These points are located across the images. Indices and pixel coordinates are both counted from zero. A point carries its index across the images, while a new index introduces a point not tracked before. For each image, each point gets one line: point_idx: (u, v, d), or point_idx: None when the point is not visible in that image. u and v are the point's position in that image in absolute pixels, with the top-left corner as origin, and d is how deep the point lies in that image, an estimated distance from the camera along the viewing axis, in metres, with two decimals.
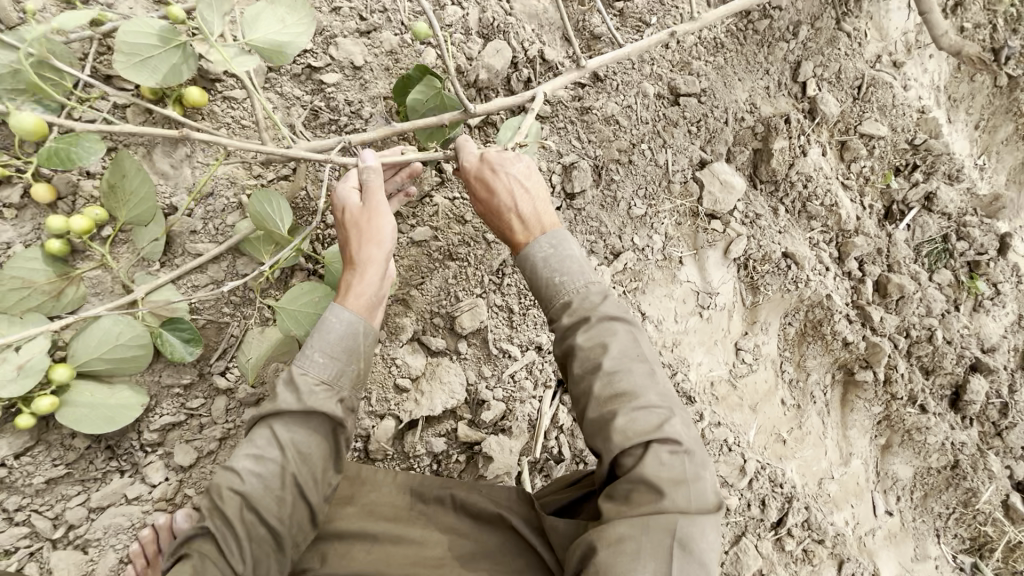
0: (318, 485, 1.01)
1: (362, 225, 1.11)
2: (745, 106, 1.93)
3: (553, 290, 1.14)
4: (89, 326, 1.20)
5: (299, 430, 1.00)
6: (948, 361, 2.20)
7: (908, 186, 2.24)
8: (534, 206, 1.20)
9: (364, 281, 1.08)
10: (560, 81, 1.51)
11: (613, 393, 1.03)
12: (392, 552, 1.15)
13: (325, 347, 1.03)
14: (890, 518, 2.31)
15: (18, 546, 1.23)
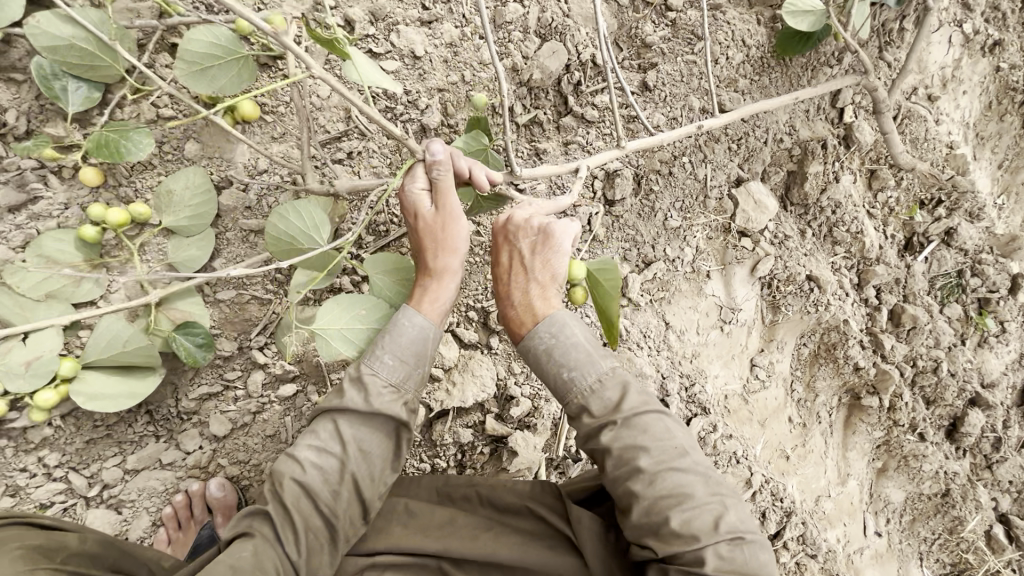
0: (373, 483, 1.09)
1: (437, 233, 1.13)
2: (785, 127, 1.95)
3: (555, 385, 1.16)
4: (106, 328, 1.19)
5: (364, 430, 1.07)
6: (951, 393, 2.24)
7: (931, 219, 2.25)
8: (532, 297, 1.18)
9: (441, 289, 1.15)
10: (605, 157, 1.47)
11: (662, 495, 1.04)
12: (424, 523, 1.23)
13: (397, 350, 1.10)
14: (878, 538, 2.39)
15: (53, 501, 1.26)
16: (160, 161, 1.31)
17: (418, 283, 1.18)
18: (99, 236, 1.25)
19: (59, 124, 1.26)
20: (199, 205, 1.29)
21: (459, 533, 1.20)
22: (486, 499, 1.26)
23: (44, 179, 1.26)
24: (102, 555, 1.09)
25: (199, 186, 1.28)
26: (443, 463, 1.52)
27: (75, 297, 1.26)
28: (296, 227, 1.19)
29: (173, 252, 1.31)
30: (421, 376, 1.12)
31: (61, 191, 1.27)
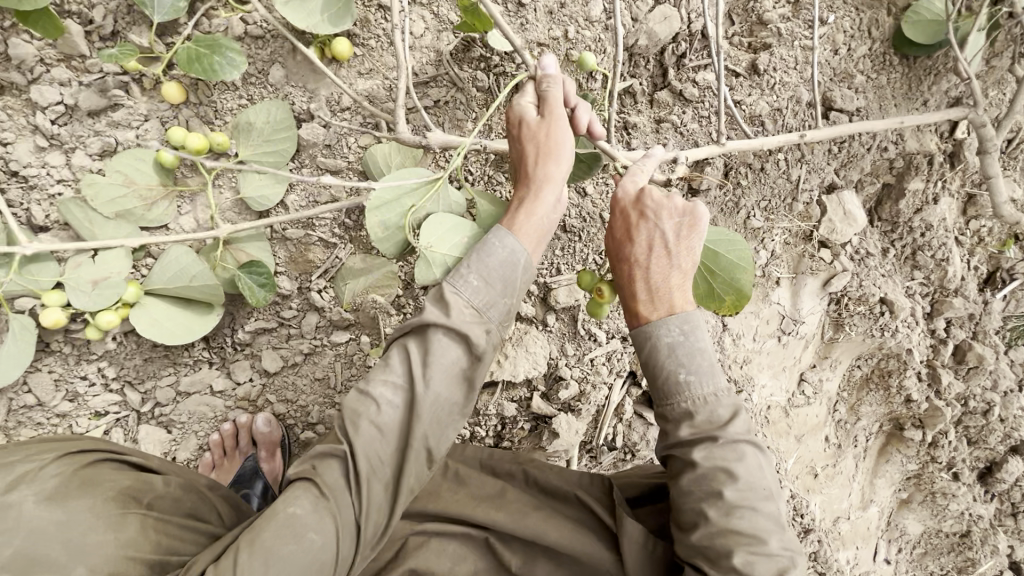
0: (444, 430, 1.01)
1: (539, 139, 1.09)
2: (892, 135, 1.78)
3: (671, 392, 1.09)
4: (176, 258, 1.18)
5: (445, 350, 1.00)
6: (994, 437, 2.07)
7: (1019, 257, 1.99)
8: (670, 283, 1.11)
9: (538, 203, 1.07)
10: (703, 152, 1.40)
11: (734, 527, 1.00)
12: (473, 494, 1.23)
13: (479, 268, 1.03)
14: (885, 565, 2.37)
15: (108, 411, 1.29)
16: (243, 82, 1.24)
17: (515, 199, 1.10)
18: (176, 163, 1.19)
19: (145, 29, 1.20)
20: (275, 144, 1.23)
21: (507, 507, 1.18)
22: (536, 479, 1.25)
23: (127, 87, 1.21)
24: (184, 500, 1.14)
25: (280, 121, 1.22)
26: (482, 432, 1.51)
27: (145, 220, 1.23)
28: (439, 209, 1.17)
29: (245, 186, 1.26)
30: (502, 306, 1.04)
31: (142, 101, 1.23)
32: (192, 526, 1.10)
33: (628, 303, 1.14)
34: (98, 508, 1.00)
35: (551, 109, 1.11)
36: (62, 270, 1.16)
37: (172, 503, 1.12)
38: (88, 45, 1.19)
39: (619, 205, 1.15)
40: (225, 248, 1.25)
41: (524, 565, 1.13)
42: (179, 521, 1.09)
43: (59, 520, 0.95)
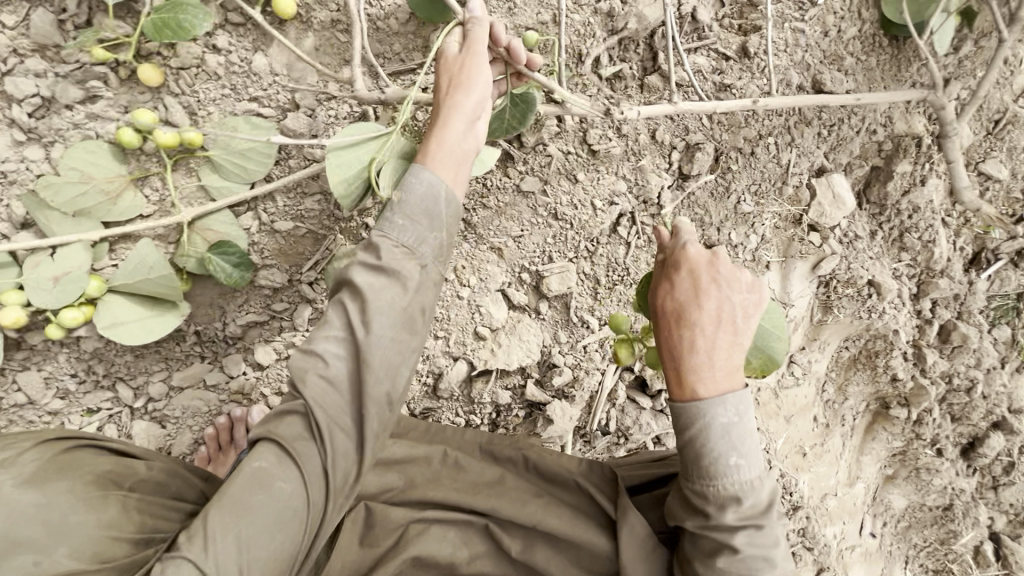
0: (390, 374, 1.00)
1: (453, 74, 1.10)
2: (881, 118, 1.79)
3: (715, 471, 1.05)
4: (133, 250, 1.18)
5: (385, 291, 1.00)
6: (977, 413, 2.12)
7: (1005, 238, 2.03)
8: (727, 362, 1.08)
9: (446, 134, 1.08)
10: (656, 111, 1.40)
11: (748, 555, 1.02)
12: (472, 481, 1.25)
13: (402, 208, 1.04)
14: (870, 538, 2.42)
15: (101, 407, 1.29)
16: (225, 71, 1.21)
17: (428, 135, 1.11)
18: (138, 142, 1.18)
19: (122, 18, 1.17)
20: (253, 161, 1.23)
21: (507, 494, 1.21)
22: (535, 465, 1.26)
23: (104, 78, 1.18)
24: (167, 483, 1.14)
25: (258, 124, 1.22)
26: (477, 420, 1.52)
27: (108, 216, 1.21)
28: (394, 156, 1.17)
29: (209, 174, 1.25)
30: (434, 242, 1.05)
31: (120, 92, 1.20)
32: (175, 508, 1.11)
33: (683, 371, 1.09)
34: (77, 492, 1.00)
35: (467, 44, 1.11)
36: (22, 271, 1.16)
37: (154, 487, 1.12)
38: (62, 35, 1.15)
39: (688, 263, 1.13)
40: (192, 229, 1.24)
41: (525, 552, 1.15)
42: (161, 502, 1.10)
43: (37, 502, 0.95)
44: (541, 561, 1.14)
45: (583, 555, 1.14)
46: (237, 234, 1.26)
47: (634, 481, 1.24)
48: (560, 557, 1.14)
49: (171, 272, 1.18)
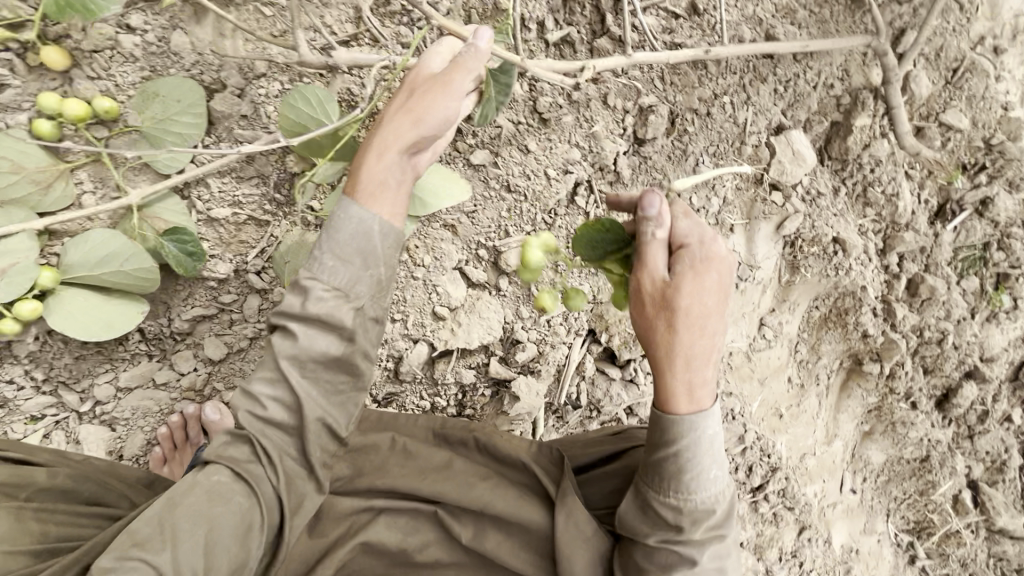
0: (331, 412, 1.00)
1: (419, 94, 1.00)
2: (837, 72, 1.79)
3: (697, 484, 0.96)
4: (92, 238, 1.13)
5: (325, 336, 0.97)
6: (949, 364, 2.13)
7: (969, 187, 2.04)
8: (705, 371, 0.95)
9: (381, 156, 0.98)
10: (612, 63, 1.35)
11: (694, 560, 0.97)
12: (420, 468, 1.22)
13: (333, 246, 0.96)
14: (852, 495, 2.41)
15: (45, 414, 1.25)
16: (143, 53, 1.16)
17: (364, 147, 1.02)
18: (58, 133, 1.14)
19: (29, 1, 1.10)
20: (185, 122, 1.17)
21: (453, 479, 1.18)
22: (485, 447, 1.25)
23: (10, 65, 1.11)
24: (78, 490, 1.12)
25: (187, 97, 1.16)
26: (443, 402, 1.50)
27: (42, 206, 1.15)
28: (305, 113, 1.14)
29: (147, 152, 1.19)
30: (371, 287, 0.99)
31: (30, 81, 1.13)
32: (89, 517, 1.09)
33: (682, 384, 0.93)
34: None
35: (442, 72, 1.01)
36: None
37: (62, 497, 1.10)
38: None
39: (718, 266, 0.91)
40: (140, 216, 1.19)
41: (475, 538, 1.12)
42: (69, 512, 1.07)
43: None
44: (491, 545, 1.11)
45: (532, 536, 1.11)
46: (184, 220, 1.21)
47: (587, 458, 1.21)
48: (511, 540, 1.12)
49: (151, 266, 1.15)
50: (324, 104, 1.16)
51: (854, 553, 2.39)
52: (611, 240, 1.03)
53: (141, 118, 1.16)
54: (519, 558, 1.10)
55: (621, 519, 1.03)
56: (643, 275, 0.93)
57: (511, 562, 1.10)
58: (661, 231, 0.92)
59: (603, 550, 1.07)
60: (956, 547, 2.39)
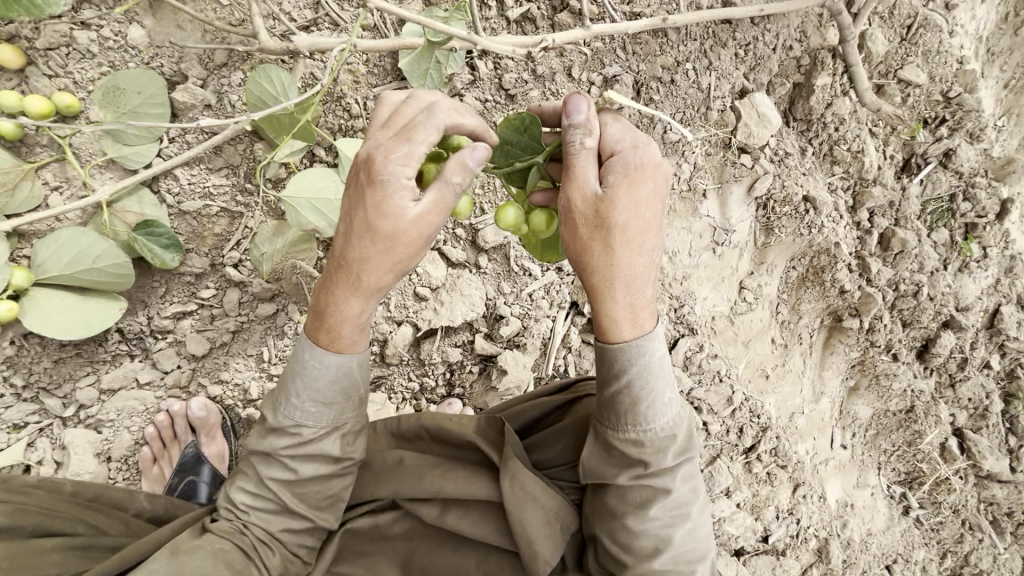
0: (316, 504, 1.04)
1: (396, 245, 0.85)
2: (795, 33, 1.83)
3: (654, 410, 0.99)
4: (64, 238, 1.13)
5: (310, 461, 1.01)
6: (926, 315, 2.15)
7: (932, 139, 2.09)
8: (647, 295, 0.96)
9: (356, 298, 0.91)
10: (572, 35, 1.33)
11: (662, 487, 1.01)
12: (376, 472, 1.20)
13: (311, 394, 0.97)
14: (843, 450, 2.45)
15: (28, 421, 1.24)
16: (100, 48, 1.16)
17: (333, 276, 0.90)
18: (22, 132, 1.14)
19: None
20: (150, 114, 1.18)
21: (405, 474, 1.17)
22: (437, 435, 1.23)
23: None
24: (16, 526, 0.97)
25: (150, 91, 1.17)
26: (432, 382, 1.53)
27: (10, 208, 1.14)
28: (267, 92, 1.17)
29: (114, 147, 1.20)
30: (354, 413, 1.01)
31: None
32: (40, 545, 0.98)
33: (623, 308, 0.94)
34: None
35: (430, 224, 0.84)
36: None
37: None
38: None
39: (650, 173, 0.88)
40: (111, 212, 1.19)
41: (440, 515, 1.13)
42: (18, 550, 0.95)
43: None
44: (453, 521, 1.12)
45: (491, 505, 1.13)
46: (154, 214, 1.22)
47: (537, 413, 1.27)
48: (472, 515, 1.13)
49: (124, 261, 1.16)
50: (281, 78, 1.18)
51: (850, 507, 2.40)
52: (526, 146, 0.99)
53: (103, 113, 1.17)
54: (483, 527, 1.12)
55: (587, 467, 1.06)
56: (574, 193, 0.88)
57: (475, 534, 1.11)
58: (591, 140, 0.88)
59: (561, 500, 1.12)
60: (947, 494, 2.43)
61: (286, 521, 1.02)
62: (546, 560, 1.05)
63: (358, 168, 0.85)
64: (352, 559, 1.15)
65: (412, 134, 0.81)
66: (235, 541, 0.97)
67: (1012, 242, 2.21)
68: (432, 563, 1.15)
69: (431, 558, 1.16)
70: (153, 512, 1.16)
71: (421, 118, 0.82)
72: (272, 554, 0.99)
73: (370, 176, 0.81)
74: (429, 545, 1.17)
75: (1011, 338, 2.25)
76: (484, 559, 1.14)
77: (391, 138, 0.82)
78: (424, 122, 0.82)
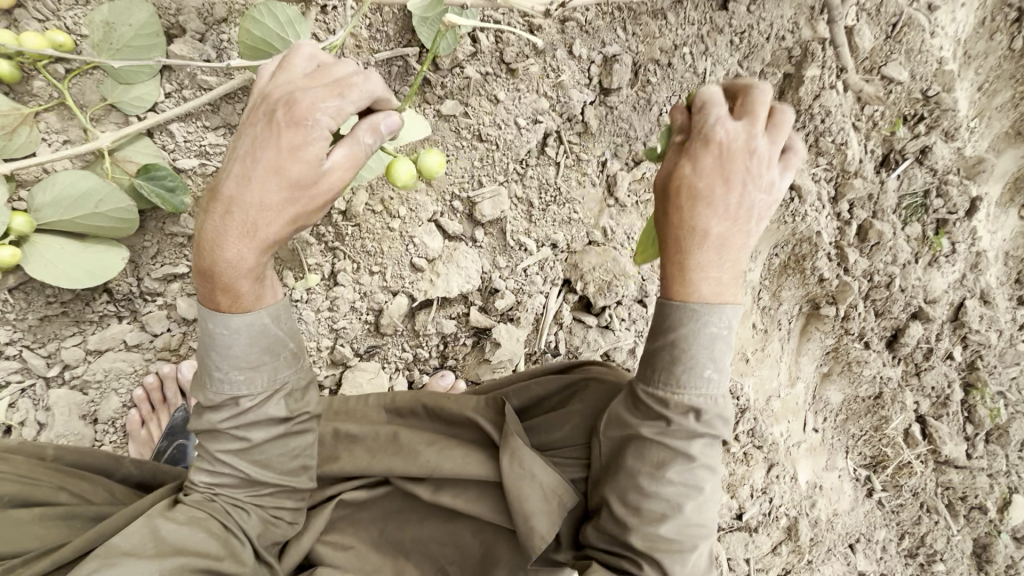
0: (281, 475, 0.99)
1: (302, 193, 0.82)
2: (788, 25, 1.87)
3: (686, 380, 0.95)
4: (58, 185, 1.11)
5: (259, 427, 0.94)
6: (897, 306, 2.24)
7: (910, 136, 2.16)
8: (716, 262, 0.94)
9: (244, 250, 0.82)
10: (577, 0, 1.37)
11: (685, 454, 0.96)
12: (370, 448, 1.17)
13: (234, 362, 0.90)
14: (814, 433, 2.54)
15: (9, 381, 1.25)
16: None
17: (215, 222, 0.82)
18: (19, 75, 1.11)
19: None
20: (143, 50, 1.15)
21: (402, 447, 1.14)
22: (433, 412, 1.20)
23: None
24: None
25: (144, 27, 1.14)
26: (426, 353, 1.54)
27: (7, 152, 1.12)
28: (270, 29, 1.12)
29: (114, 91, 1.18)
30: (292, 370, 0.96)
31: None
32: (18, 516, 0.91)
33: (681, 268, 0.95)
34: None
35: (337, 177, 0.84)
36: None
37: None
38: None
39: (717, 150, 0.93)
40: (112, 160, 1.18)
41: (434, 494, 1.11)
42: None
43: None
44: (449, 499, 1.09)
45: (486, 483, 1.09)
46: (155, 161, 1.21)
47: (543, 390, 1.23)
48: (467, 493, 1.09)
49: (130, 206, 1.14)
50: (283, 11, 1.13)
51: (819, 488, 2.50)
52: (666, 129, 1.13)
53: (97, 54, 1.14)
54: (478, 505, 1.08)
55: (614, 417, 1.03)
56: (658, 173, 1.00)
57: (470, 512, 1.08)
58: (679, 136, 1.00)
59: (560, 478, 1.07)
60: (908, 477, 2.54)
61: (255, 488, 0.98)
62: (542, 537, 0.99)
63: (268, 106, 0.81)
64: (344, 528, 1.15)
65: (343, 91, 0.81)
66: (207, 509, 0.93)
67: (978, 239, 2.32)
68: (422, 536, 1.13)
69: (422, 530, 1.13)
70: (142, 477, 1.13)
71: (358, 79, 0.82)
72: (248, 517, 0.96)
73: (290, 116, 0.79)
74: (420, 518, 1.14)
75: (973, 331, 2.36)
76: (480, 530, 1.10)
77: (320, 87, 0.80)
78: (360, 80, 0.82)
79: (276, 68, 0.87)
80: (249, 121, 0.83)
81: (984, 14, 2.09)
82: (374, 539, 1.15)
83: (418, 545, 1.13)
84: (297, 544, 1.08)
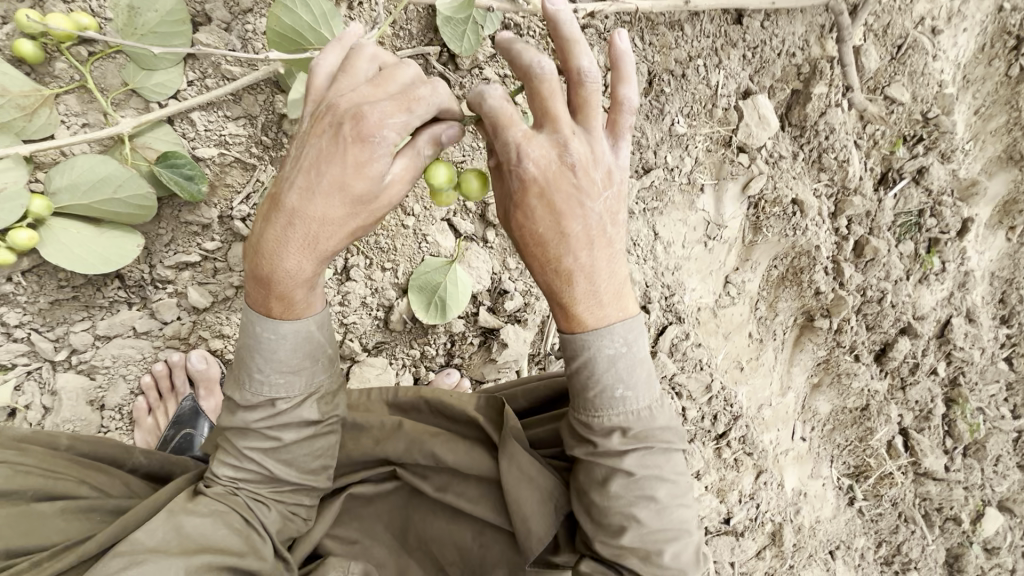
0: (301, 472, 1.02)
1: (364, 205, 0.84)
2: (799, 42, 1.91)
3: (601, 403, 0.93)
4: (76, 168, 1.10)
5: (291, 427, 0.98)
6: (887, 321, 2.29)
7: (909, 156, 2.21)
8: (587, 293, 0.88)
9: (304, 261, 0.85)
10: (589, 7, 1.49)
11: (624, 466, 0.93)
12: (376, 437, 1.17)
13: (274, 365, 0.94)
14: (801, 442, 2.59)
15: (16, 363, 1.25)
16: None
17: (276, 232, 0.84)
18: (43, 56, 1.11)
19: None
20: (167, 36, 1.15)
21: (405, 441, 1.15)
22: (436, 408, 1.21)
23: None
24: (18, 489, 0.93)
25: (172, 14, 1.14)
26: (433, 350, 1.55)
27: (27, 133, 1.12)
28: (303, 21, 1.12)
29: (135, 76, 1.17)
30: (326, 373, 1.01)
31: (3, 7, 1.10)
32: (41, 509, 0.92)
33: (565, 306, 0.90)
34: None
35: (399, 188, 0.86)
36: None
37: None
38: None
39: (534, 182, 0.83)
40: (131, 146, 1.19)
41: (438, 491, 1.12)
42: (19, 516, 0.90)
43: None
44: (452, 496, 1.11)
45: (488, 482, 1.10)
46: (177, 148, 1.21)
47: (541, 390, 1.25)
48: (469, 493, 1.11)
49: (152, 193, 1.15)
50: (316, 3, 1.13)
51: (804, 495, 2.56)
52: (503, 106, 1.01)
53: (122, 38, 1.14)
54: (479, 504, 1.09)
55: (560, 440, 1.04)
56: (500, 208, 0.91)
57: (473, 511, 1.09)
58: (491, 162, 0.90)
59: (557, 481, 1.08)
60: (889, 488, 2.61)
61: (275, 484, 1.01)
62: (540, 539, 1.01)
63: (334, 118, 0.81)
64: (349, 522, 1.16)
65: (410, 104, 0.81)
66: (229, 503, 0.95)
67: (967, 259, 2.38)
68: (425, 534, 1.13)
69: (426, 527, 1.14)
70: (151, 466, 1.13)
71: (426, 92, 0.83)
72: (268, 512, 0.98)
73: (356, 131, 0.79)
74: (423, 514, 1.15)
75: (957, 347, 2.43)
76: (481, 532, 1.10)
77: (389, 100, 0.80)
78: (425, 93, 0.82)
79: (338, 70, 0.87)
80: (312, 132, 0.83)
81: (985, 40, 2.14)
82: (378, 533, 1.16)
83: (421, 543, 1.14)
84: (308, 536, 1.08)
